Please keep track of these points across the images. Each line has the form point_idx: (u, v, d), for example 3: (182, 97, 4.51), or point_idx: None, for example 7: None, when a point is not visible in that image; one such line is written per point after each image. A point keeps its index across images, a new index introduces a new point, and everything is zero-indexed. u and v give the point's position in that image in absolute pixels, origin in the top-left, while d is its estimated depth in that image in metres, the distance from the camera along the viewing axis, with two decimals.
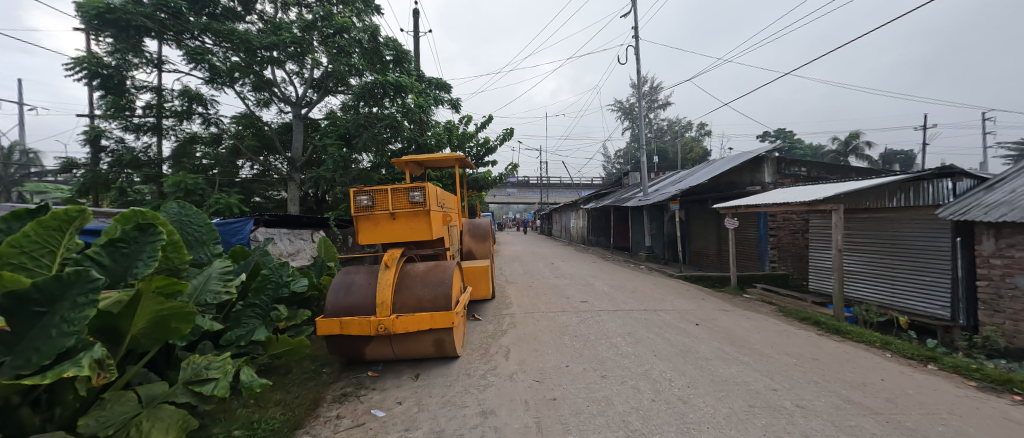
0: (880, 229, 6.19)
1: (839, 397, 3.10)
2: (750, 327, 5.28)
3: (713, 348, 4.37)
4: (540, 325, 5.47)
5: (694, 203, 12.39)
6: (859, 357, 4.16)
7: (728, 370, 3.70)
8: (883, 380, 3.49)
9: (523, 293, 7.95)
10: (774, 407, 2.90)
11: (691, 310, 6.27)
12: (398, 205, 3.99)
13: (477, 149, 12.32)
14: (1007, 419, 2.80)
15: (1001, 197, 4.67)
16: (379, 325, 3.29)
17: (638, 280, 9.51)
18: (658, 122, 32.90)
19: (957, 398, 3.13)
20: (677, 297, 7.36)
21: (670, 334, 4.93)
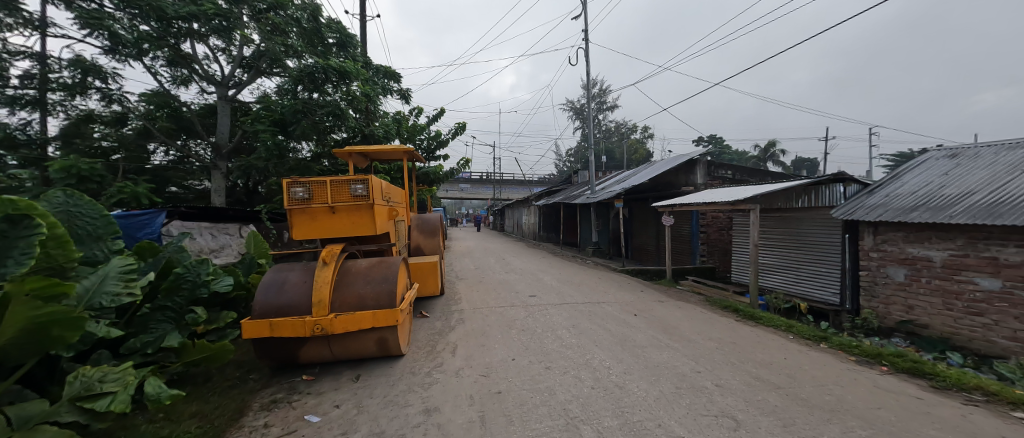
0: (788, 227, 7.01)
1: (751, 375, 3.49)
2: (681, 316, 5.75)
3: (648, 336, 4.70)
4: (488, 320, 5.49)
5: (636, 202, 13.15)
6: (769, 339, 4.72)
7: (660, 356, 4.00)
8: (786, 359, 3.99)
9: (472, 288, 7.93)
10: (698, 388, 3.17)
11: (631, 302, 6.66)
12: (338, 199, 3.75)
13: (428, 143, 12.04)
14: (876, 386, 3.34)
15: (879, 199, 5.51)
16: (316, 325, 3.08)
17: (584, 274, 9.93)
18: (606, 123, 34.33)
19: (841, 371, 3.68)
20: (618, 290, 7.81)
21: (611, 324, 5.21)
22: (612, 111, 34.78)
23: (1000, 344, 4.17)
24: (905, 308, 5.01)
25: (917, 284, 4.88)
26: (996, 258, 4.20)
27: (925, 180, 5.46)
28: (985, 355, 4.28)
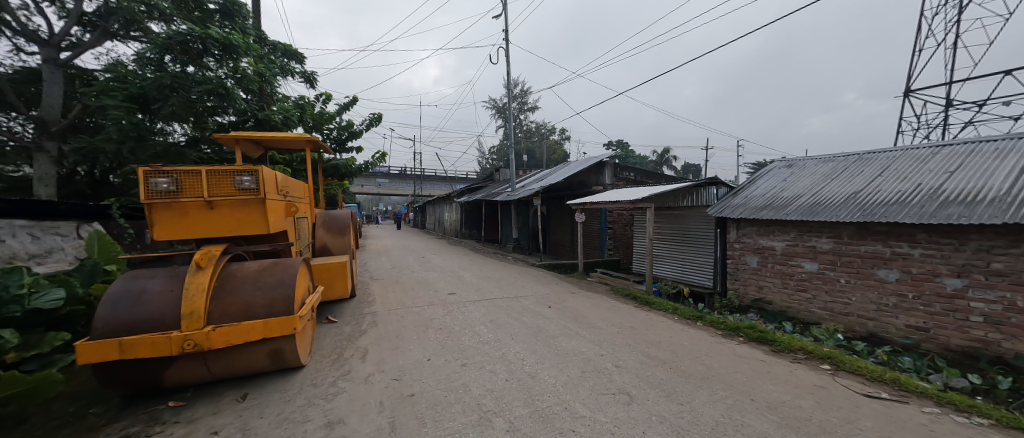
0: (676, 223, 7.94)
1: (644, 354, 3.93)
2: (590, 305, 6.23)
3: (560, 326, 4.99)
4: (402, 321, 5.25)
5: (552, 200, 13.81)
6: (660, 321, 5.39)
7: (570, 344, 4.28)
8: (672, 337, 4.60)
9: (387, 289, 7.52)
10: (601, 371, 3.46)
11: (547, 295, 6.99)
12: (216, 192, 3.21)
13: (339, 133, 11.02)
14: (736, 354, 4.05)
15: (741, 199, 6.64)
16: (186, 341, 2.59)
17: (503, 270, 10.15)
18: (526, 123, 35.39)
19: (713, 344, 4.37)
20: (535, 284, 8.15)
21: (527, 317, 5.39)
22: (531, 112, 36.02)
23: (817, 312, 5.37)
24: (757, 288, 6.14)
25: (765, 269, 6.02)
26: (816, 246, 5.37)
27: (771, 184, 6.73)
28: (808, 322, 5.48)
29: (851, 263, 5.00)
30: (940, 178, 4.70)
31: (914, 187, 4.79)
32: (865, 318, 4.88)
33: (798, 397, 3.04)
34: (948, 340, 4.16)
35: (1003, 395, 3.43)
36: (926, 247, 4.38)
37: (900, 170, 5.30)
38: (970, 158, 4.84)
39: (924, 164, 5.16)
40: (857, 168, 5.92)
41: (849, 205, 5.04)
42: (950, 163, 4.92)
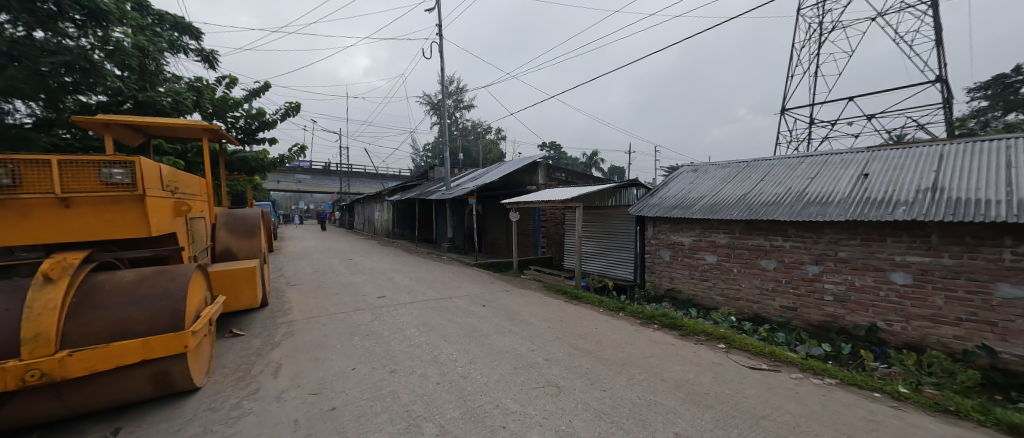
0: (602, 222, 8.35)
1: (572, 346, 4.12)
2: (523, 302, 6.36)
3: (493, 324, 5.01)
4: (322, 329, 4.86)
5: (487, 198, 13.82)
6: (588, 314, 5.70)
7: (503, 341, 4.32)
8: (598, 329, 4.88)
9: (307, 295, 6.90)
10: (532, 365, 3.55)
11: (481, 294, 6.98)
12: (74, 187, 2.59)
13: (246, 122, 9.83)
14: (652, 340, 4.43)
15: (656, 198, 7.30)
16: (28, 371, 2.06)
17: (437, 270, 9.92)
18: (461, 121, 35.04)
19: (633, 332, 4.74)
20: (470, 283, 8.09)
21: (461, 317, 5.33)
22: (467, 110, 35.71)
23: (716, 298, 6.10)
24: (670, 279, 6.79)
25: (676, 262, 6.68)
26: (715, 241, 6.10)
27: (680, 185, 7.49)
28: (708, 307, 6.20)
29: (742, 255, 5.77)
30: (805, 183, 5.64)
31: (787, 189, 5.68)
32: (752, 301, 5.67)
33: (701, 375, 3.43)
34: (811, 316, 5.05)
35: (847, 359, 4.27)
36: (795, 240, 5.22)
37: (777, 175, 6.25)
38: (825, 166, 5.88)
39: (794, 171, 6.15)
40: (746, 173, 6.84)
41: (739, 205, 5.83)
42: (812, 170, 5.92)
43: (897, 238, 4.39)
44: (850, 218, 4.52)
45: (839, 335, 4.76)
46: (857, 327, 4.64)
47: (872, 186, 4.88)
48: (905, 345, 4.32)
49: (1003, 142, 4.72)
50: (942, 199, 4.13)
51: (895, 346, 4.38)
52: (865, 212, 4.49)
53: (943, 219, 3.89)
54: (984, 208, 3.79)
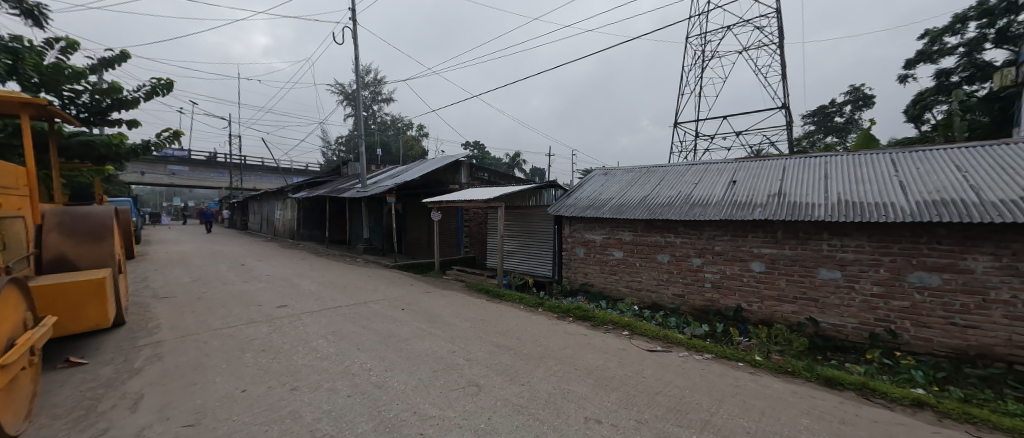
0: (523, 221, 8.56)
1: (493, 344, 4.17)
2: (444, 304, 6.25)
3: (412, 328, 4.83)
4: (204, 348, 4.18)
5: (407, 197, 13.27)
6: (509, 312, 5.83)
7: (422, 345, 4.19)
8: (519, 325, 5.02)
9: (183, 309, 5.85)
10: (451, 367, 3.50)
11: (399, 297, 6.67)
12: None
13: (94, 98, 7.94)
14: (568, 332, 4.71)
15: (571, 199, 7.78)
16: None
17: (350, 274, 9.22)
18: (379, 115, 33.20)
19: (551, 327, 4.98)
20: (387, 286, 7.68)
21: (376, 323, 5.03)
22: (386, 103, 33.91)
23: (622, 290, 6.71)
24: (583, 274, 7.28)
25: (588, 258, 7.18)
26: (621, 238, 6.70)
27: (592, 187, 8.08)
28: (615, 298, 6.80)
29: (642, 250, 6.43)
30: (691, 187, 6.51)
31: (677, 193, 6.49)
32: (650, 291, 6.36)
33: (609, 361, 3.74)
34: (695, 301, 5.85)
35: (721, 336, 5.06)
36: (683, 237, 5.98)
37: (670, 180, 7.10)
38: (706, 173, 6.85)
39: (684, 176, 7.05)
40: (646, 178, 7.64)
41: (640, 206, 6.49)
42: (696, 176, 6.85)
43: (757, 234, 5.30)
44: (724, 218, 5.34)
45: (715, 316, 5.61)
46: (728, 308, 5.52)
47: (739, 191, 5.84)
48: (760, 321, 5.28)
49: (825, 159, 6.01)
50: (785, 203, 5.11)
51: (753, 322, 5.34)
52: (733, 213, 5.35)
53: (786, 219, 4.82)
54: (812, 210, 4.79)
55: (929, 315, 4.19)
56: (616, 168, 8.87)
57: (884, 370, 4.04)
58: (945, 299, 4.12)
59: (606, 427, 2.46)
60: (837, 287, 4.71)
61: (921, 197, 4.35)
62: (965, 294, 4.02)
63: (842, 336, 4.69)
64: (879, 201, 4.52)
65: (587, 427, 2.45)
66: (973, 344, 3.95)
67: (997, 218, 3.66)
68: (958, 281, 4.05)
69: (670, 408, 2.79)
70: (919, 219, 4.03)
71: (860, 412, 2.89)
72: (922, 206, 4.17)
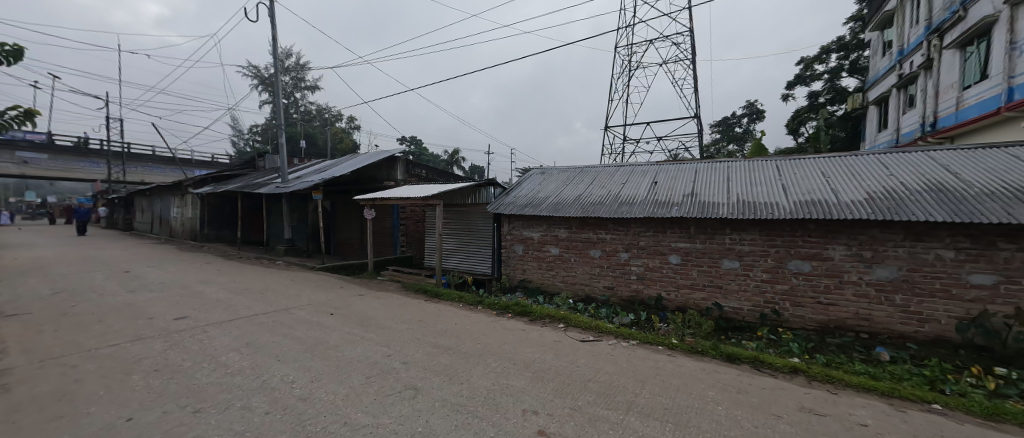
0: (461, 219, 8.49)
1: (430, 345, 4.13)
2: (378, 306, 5.99)
3: (342, 334, 4.57)
4: (80, 372, 3.53)
5: (337, 194, 12.44)
6: (447, 311, 5.77)
7: (353, 351, 3.98)
8: (457, 324, 5.01)
9: (46, 327, 4.86)
10: (386, 372, 3.40)
11: (328, 301, 6.26)
12: None
13: None
14: (506, 329, 4.81)
15: (511, 197, 7.91)
16: None
17: (269, 278, 8.40)
18: (303, 104, 30.52)
19: (491, 324, 5.05)
20: (313, 290, 7.13)
21: (301, 329, 4.68)
22: (311, 92, 31.32)
23: (558, 284, 7.03)
24: (522, 271, 7.48)
25: (526, 255, 7.40)
26: (556, 235, 7.00)
27: (531, 186, 8.31)
28: (552, 292, 7.10)
29: (576, 246, 6.79)
30: (620, 187, 7.02)
31: (607, 192, 6.95)
32: (583, 284, 6.75)
33: (545, 354, 3.91)
34: (623, 292, 6.35)
35: (644, 323, 5.56)
36: (613, 233, 6.43)
37: (602, 180, 7.58)
38: (632, 175, 7.42)
39: (613, 177, 7.57)
40: (580, 177, 8.06)
41: (574, 205, 6.84)
42: (624, 177, 7.39)
43: (675, 230, 5.88)
44: (646, 215, 5.86)
45: (639, 306, 6.13)
46: (650, 298, 6.07)
47: (660, 191, 6.44)
48: (676, 308, 5.90)
49: (729, 164, 6.86)
50: (697, 202, 5.75)
51: (671, 309, 5.94)
52: (654, 211, 5.89)
53: (697, 216, 5.44)
54: (718, 209, 5.46)
55: (802, 295, 5.04)
56: (553, 168, 9.21)
57: (771, 345, 4.77)
58: (814, 282, 4.98)
59: (542, 417, 2.59)
60: (736, 275, 5.44)
61: (798, 197, 5.18)
62: (828, 277, 4.90)
63: (740, 317, 5.43)
64: (768, 201, 5.30)
65: (524, 419, 2.56)
66: (832, 318, 4.89)
67: (850, 215, 4.50)
68: (823, 267, 4.92)
69: (600, 393, 3.02)
70: (796, 216, 4.81)
71: (753, 381, 3.39)
72: (798, 206, 4.98)
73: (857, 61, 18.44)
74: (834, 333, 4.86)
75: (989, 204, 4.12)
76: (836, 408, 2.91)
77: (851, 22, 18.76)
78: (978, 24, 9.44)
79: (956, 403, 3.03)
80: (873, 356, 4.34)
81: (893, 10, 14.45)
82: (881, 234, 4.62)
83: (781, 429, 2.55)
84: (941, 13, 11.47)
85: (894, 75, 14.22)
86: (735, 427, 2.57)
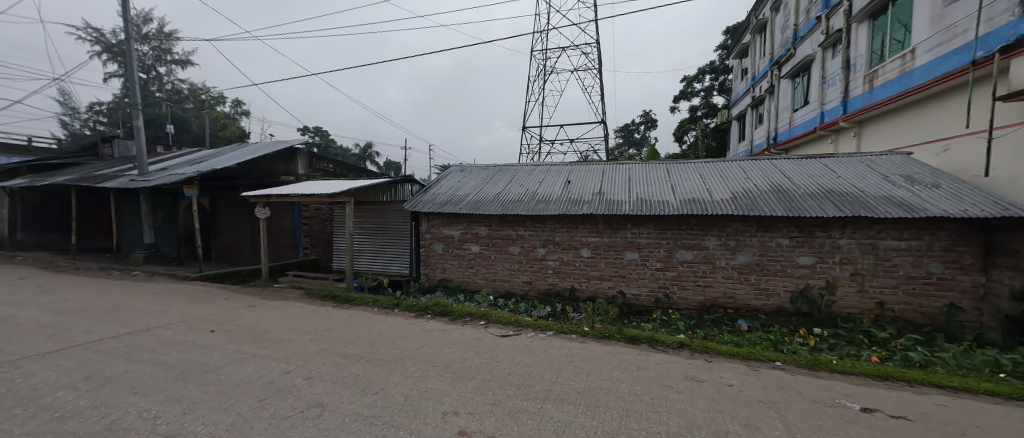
0: (375, 218, 7.98)
1: (340, 356, 3.79)
2: (274, 317, 5.31)
3: (229, 352, 3.94)
4: None
5: (221, 190, 10.71)
6: (358, 317, 5.37)
7: (244, 370, 3.47)
8: (370, 330, 4.70)
9: None
10: (285, 391, 3.02)
11: (210, 316, 5.35)
12: None
13: None
14: (424, 331, 4.66)
15: (429, 195, 7.67)
16: None
17: (127, 292, 6.88)
18: (170, 82, 25.45)
19: (408, 327, 4.84)
20: (187, 304, 6.02)
21: (173, 352, 3.92)
22: (183, 68, 26.43)
23: (478, 282, 7.04)
24: (441, 270, 7.32)
25: (446, 254, 7.26)
26: (477, 232, 7.00)
27: (450, 183, 8.17)
28: (472, 290, 7.09)
29: (495, 243, 6.87)
30: (537, 185, 7.29)
31: (525, 190, 7.15)
32: (503, 280, 6.88)
33: (464, 352, 3.88)
34: (540, 286, 6.62)
35: (560, 314, 5.88)
36: (530, 230, 6.65)
37: (520, 178, 7.79)
38: (548, 174, 7.76)
39: (530, 175, 7.83)
40: (498, 176, 8.17)
41: (493, 202, 6.90)
42: (540, 176, 7.69)
43: (586, 226, 6.31)
44: (560, 213, 6.18)
45: (555, 298, 6.46)
46: (565, 289, 6.44)
47: (573, 189, 6.85)
48: (588, 297, 6.36)
49: (630, 166, 7.58)
50: (604, 200, 6.25)
51: (583, 299, 6.39)
52: (567, 208, 6.24)
53: (604, 213, 5.92)
54: (621, 206, 6.00)
55: (687, 280, 5.82)
56: (472, 166, 9.18)
57: (664, 325, 5.43)
58: (695, 268, 5.78)
59: (463, 417, 2.57)
60: (636, 265, 6.05)
61: (683, 196, 5.96)
62: (705, 264, 5.73)
63: (640, 302, 6.07)
64: (660, 199, 5.99)
65: (444, 422, 2.50)
66: (709, 298, 5.74)
67: (721, 211, 5.33)
68: (702, 255, 5.73)
69: (520, 385, 3.10)
70: (681, 212, 5.52)
71: (651, 358, 3.81)
72: (683, 203, 5.72)
73: (724, 82, 21.89)
74: (710, 311, 5.73)
75: (811, 202, 5.22)
76: (712, 374, 3.42)
77: (720, 48, 22.18)
78: (803, 60, 11.92)
79: (791, 359, 3.79)
80: (736, 327, 5.23)
81: (748, 42, 17.48)
82: (742, 227, 5.54)
83: (672, 398, 2.90)
84: (779, 48, 14.22)
85: (749, 96, 17.21)
86: (636, 400, 2.85)
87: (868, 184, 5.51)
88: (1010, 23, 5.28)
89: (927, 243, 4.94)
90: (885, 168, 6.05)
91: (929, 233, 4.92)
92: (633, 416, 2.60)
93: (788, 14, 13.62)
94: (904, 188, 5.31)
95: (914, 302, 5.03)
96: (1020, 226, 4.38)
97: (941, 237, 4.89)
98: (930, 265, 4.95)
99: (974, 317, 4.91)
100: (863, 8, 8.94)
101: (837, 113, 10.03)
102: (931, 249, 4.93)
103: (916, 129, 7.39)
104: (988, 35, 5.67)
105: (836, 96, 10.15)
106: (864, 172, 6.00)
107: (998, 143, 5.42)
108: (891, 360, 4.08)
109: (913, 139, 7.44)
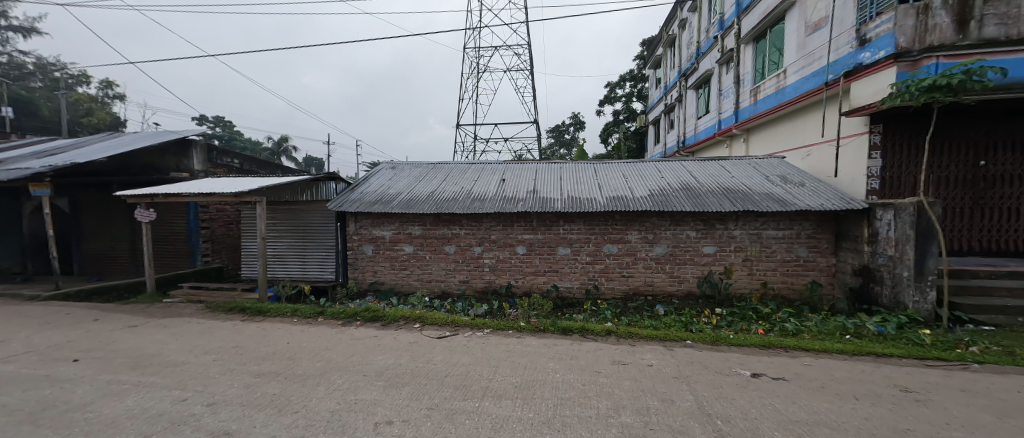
0: (294, 219, 7.25)
1: (251, 376, 3.38)
2: (164, 338, 4.53)
3: (101, 383, 3.28)
4: None
5: (87, 188, 8.84)
6: (275, 330, 4.84)
7: (125, 401, 2.93)
8: (289, 343, 4.27)
9: None
10: (180, 422, 2.60)
11: (71, 344, 4.38)
12: None
13: None
14: (352, 339, 4.35)
15: (356, 194, 7.14)
16: None
17: None
18: (6, 53, 20.30)
19: (333, 336, 4.48)
20: (38, 331, 4.85)
21: (17, 391, 3.13)
22: (26, 37, 21.32)
23: (413, 283, 6.79)
24: (372, 273, 6.91)
25: (377, 256, 6.87)
26: (410, 233, 6.72)
27: (380, 182, 7.70)
28: (406, 292, 6.81)
29: (430, 243, 6.68)
30: (472, 184, 7.22)
31: (460, 189, 7.05)
32: (439, 280, 6.72)
33: (397, 358, 3.71)
34: (477, 284, 6.61)
35: (497, 310, 5.92)
36: (466, 228, 6.58)
37: (454, 177, 7.65)
38: (483, 172, 7.76)
39: (465, 174, 7.73)
40: (432, 174, 7.94)
41: (427, 201, 6.67)
42: (475, 175, 7.64)
43: (521, 223, 6.42)
44: (496, 210, 6.19)
45: (492, 295, 6.51)
46: (501, 286, 6.52)
47: (507, 188, 6.91)
48: (523, 293, 6.51)
49: (561, 166, 7.90)
50: (537, 198, 6.41)
51: (519, 294, 6.52)
52: (503, 206, 6.27)
53: (537, 210, 6.07)
54: (553, 204, 6.20)
55: (612, 272, 6.25)
56: (404, 164, 8.77)
57: (594, 314, 5.78)
58: (619, 260, 6.23)
59: (397, 426, 2.45)
60: (568, 259, 6.33)
61: (608, 194, 6.35)
62: (627, 256, 6.20)
63: (571, 294, 6.38)
64: (588, 197, 6.33)
65: (376, 433, 2.37)
66: (632, 287, 6.23)
67: (640, 208, 5.78)
68: (625, 248, 6.19)
69: (456, 386, 3.05)
70: (606, 210, 5.87)
71: (583, 346, 4.02)
72: (609, 200, 6.10)
73: (642, 90, 23.84)
74: (633, 298, 6.23)
75: (711, 199, 5.91)
76: (635, 357, 3.71)
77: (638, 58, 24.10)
78: (704, 73, 13.43)
79: (699, 337, 4.27)
80: (654, 312, 5.76)
81: (661, 55, 19.24)
82: (658, 221, 6.09)
83: (600, 382, 3.10)
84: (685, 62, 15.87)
85: (662, 103, 18.94)
86: (570, 388, 2.98)
87: (755, 183, 6.40)
88: (851, 54, 6.51)
89: (796, 232, 5.90)
90: (767, 169, 7.09)
91: (798, 224, 5.89)
92: (567, 403, 2.72)
93: (692, 31, 15.27)
94: (780, 187, 6.27)
95: (788, 280, 5.99)
96: (859, 216, 5.45)
97: (806, 227, 5.88)
98: (798, 250, 5.92)
99: (829, 290, 5.99)
100: (749, 32, 10.36)
101: (731, 121, 11.49)
102: (800, 236, 5.90)
103: (788, 137, 8.75)
104: (836, 62, 6.94)
105: (730, 106, 11.60)
106: (752, 172, 6.96)
107: (844, 150, 6.68)
108: (773, 331, 4.82)
109: (786, 145, 8.82)
